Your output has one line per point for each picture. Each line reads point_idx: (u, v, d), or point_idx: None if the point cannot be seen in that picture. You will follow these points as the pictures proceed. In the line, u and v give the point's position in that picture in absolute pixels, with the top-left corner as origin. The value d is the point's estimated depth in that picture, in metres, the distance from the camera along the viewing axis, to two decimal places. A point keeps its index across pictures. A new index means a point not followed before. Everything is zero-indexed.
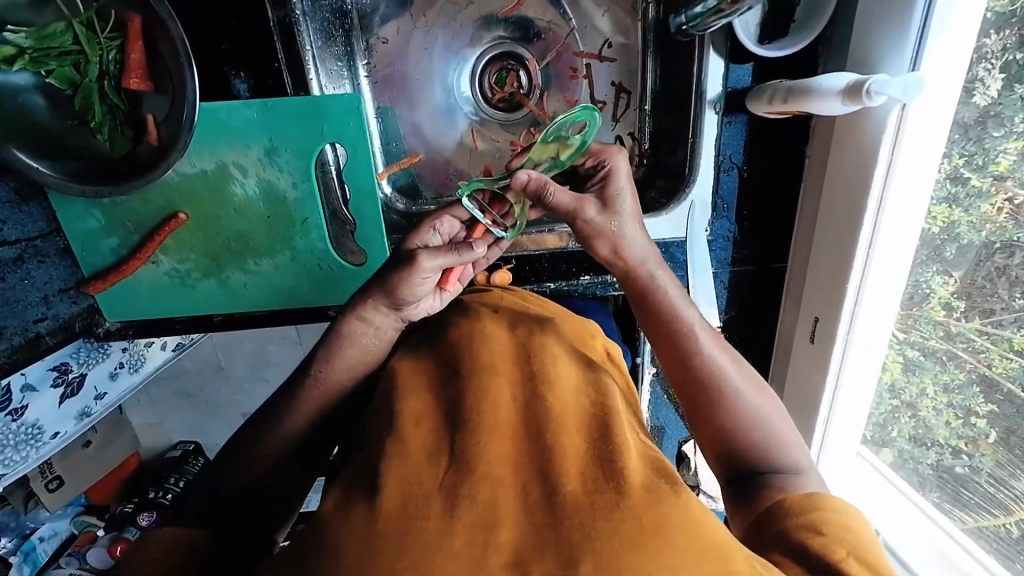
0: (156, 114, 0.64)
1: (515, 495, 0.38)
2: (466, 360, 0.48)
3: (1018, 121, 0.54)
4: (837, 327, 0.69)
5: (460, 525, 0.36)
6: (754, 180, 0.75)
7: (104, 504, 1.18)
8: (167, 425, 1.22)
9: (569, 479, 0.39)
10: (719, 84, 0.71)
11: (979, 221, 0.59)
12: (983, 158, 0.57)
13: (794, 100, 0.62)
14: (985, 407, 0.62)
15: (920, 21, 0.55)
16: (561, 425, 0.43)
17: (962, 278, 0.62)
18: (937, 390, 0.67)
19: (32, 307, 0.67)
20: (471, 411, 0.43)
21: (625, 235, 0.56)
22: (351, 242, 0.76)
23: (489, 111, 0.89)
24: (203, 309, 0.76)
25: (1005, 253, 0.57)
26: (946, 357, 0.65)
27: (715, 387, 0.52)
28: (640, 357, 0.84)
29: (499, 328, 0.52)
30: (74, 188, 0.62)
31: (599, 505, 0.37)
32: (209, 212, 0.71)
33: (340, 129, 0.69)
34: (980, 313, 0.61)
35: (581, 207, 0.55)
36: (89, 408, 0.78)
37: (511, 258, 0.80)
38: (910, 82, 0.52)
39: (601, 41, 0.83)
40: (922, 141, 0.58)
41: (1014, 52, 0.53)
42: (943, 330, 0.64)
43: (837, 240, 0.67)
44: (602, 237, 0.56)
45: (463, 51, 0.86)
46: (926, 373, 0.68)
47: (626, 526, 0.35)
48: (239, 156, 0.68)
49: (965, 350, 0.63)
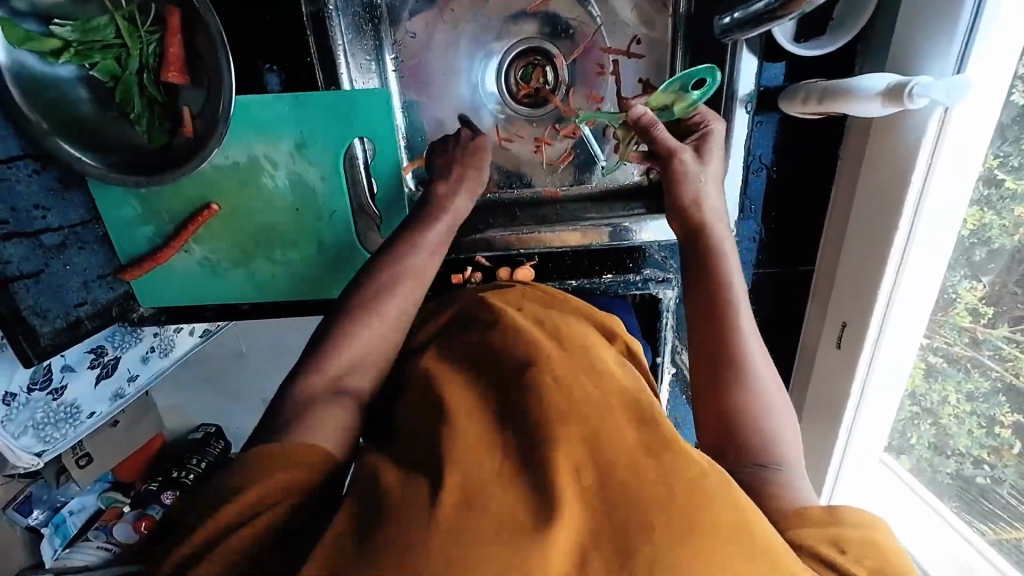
0: (192, 107, 0.66)
1: (570, 477, 0.38)
2: None
3: None
4: (865, 331, 0.68)
5: (495, 501, 0.37)
6: (784, 181, 0.74)
7: (128, 482, 1.22)
8: (189, 408, 1.25)
9: (625, 470, 0.38)
10: (751, 82, 0.69)
11: (1013, 225, 0.57)
12: (1019, 160, 0.55)
13: (829, 101, 0.59)
14: (1010, 417, 0.62)
15: (970, 17, 0.52)
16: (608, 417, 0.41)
17: (991, 283, 0.60)
18: (961, 398, 0.66)
19: (74, 292, 0.68)
20: (516, 401, 0.43)
21: (708, 189, 0.63)
22: (376, 235, 0.75)
23: (513, 107, 0.88)
24: (232, 298, 0.78)
25: None
26: (971, 364, 0.64)
27: (741, 371, 0.52)
28: (659, 356, 0.83)
29: (529, 323, 0.53)
30: (114, 178, 0.63)
31: (656, 500, 0.36)
32: (240, 203, 0.72)
33: (370, 123, 0.69)
34: (1009, 319, 0.59)
35: (679, 151, 0.63)
36: (122, 390, 0.84)
37: (534, 255, 0.80)
38: (954, 86, 0.49)
39: (629, 38, 0.83)
40: (968, 143, 0.56)
41: None
42: (969, 337, 0.63)
43: (871, 238, 0.65)
44: (688, 182, 0.64)
45: (489, 45, 0.86)
46: (948, 381, 0.67)
47: (682, 517, 0.36)
48: (270, 149, 0.69)
49: (992, 357, 0.62)
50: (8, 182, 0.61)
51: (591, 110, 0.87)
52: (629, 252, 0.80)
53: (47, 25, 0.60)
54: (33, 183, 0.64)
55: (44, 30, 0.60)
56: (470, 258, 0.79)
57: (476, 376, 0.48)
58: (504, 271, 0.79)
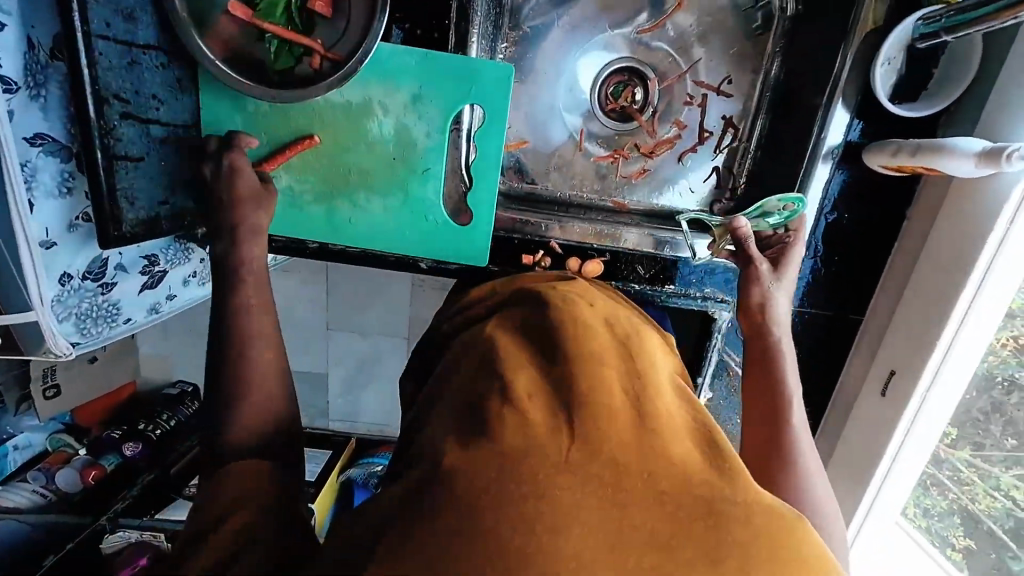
0: (324, 41, 0.68)
1: (643, 481, 0.38)
2: (567, 343, 0.45)
3: None
4: (916, 381, 0.71)
5: (554, 481, 0.37)
6: (849, 229, 0.79)
7: (84, 429, 1.16)
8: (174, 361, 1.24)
9: (698, 480, 0.39)
10: (838, 137, 0.74)
11: (985, 352, 0.71)
12: None
13: (922, 155, 0.64)
14: (964, 540, 0.78)
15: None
16: (674, 433, 0.42)
17: (955, 407, 0.75)
18: (917, 512, 0.82)
19: (161, 188, 0.68)
20: (585, 397, 0.41)
21: (777, 294, 0.68)
22: (460, 201, 0.80)
23: (601, 118, 0.93)
24: (305, 234, 0.78)
25: (1005, 390, 0.71)
26: (932, 483, 0.80)
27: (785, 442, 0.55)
28: (700, 377, 0.85)
29: (598, 321, 0.49)
30: (251, 90, 0.65)
31: (726, 522, 0.38)
32: (340, 140, 0.74)
33: (488, 94, 0.71)
34: (970, 445, 0.75)
35: (758, 262, 0.69)
36: (158, 305, 0.84)
37: (606, 252, 0.81)
38: None
39: (722, 77, 0.89)
40: None
41: None
42: (933, 456, 0.78)
43: (936, 298, 0.69)
44: (757, 287, 0.67)
45: (593, 56, 0.91)
46: (911, 494, 0.82)
47: (756, 528, 0.39)
48: (386, 96, 0.72)
49: (950, 478, 0.78)
50: (139, 65, 0.62)
51: (674, 135, 0.92)
52: (695, 268, 0.82)
53: None
54: (157, 75, 0.65)
55: None
56: (544, 242, 0.81)
57: (539, 370, 0.44)
58: (574, 261, 0.81)
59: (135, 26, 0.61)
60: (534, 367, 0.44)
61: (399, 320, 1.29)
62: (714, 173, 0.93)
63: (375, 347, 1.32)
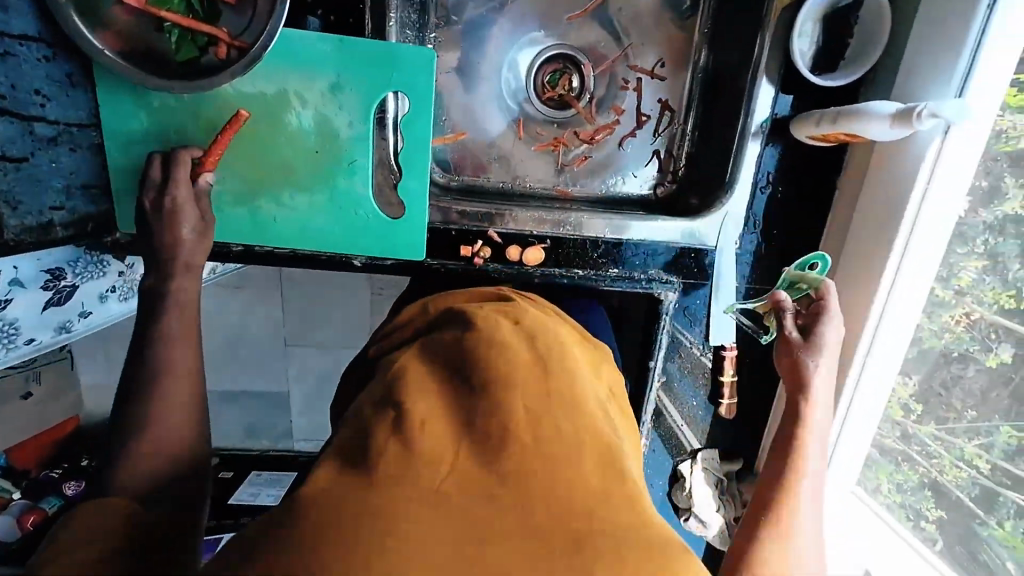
0: (230, 29, 0.65)
1: (520, 515, 0.38)
2: (472, 369, 0.44)
3: (978, 243, 0.67)
4: (857, 346, 0.73)
5: (407, 519, 0.36)
6: (786, 202, 0.80)
7: (21, 471, 1.14)
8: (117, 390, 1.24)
9: (585, 512, 0.39)
10: (767, 110, 0.76)
11: (939, 328, 0.72)
12: (949, 272, 0.70)
13: (843, 121, 0.65)
14: (934, 512, 0.77)
15: (972, 52, 0.62)
16: (574, 462, 0.41)
17: (919, 382, 0.75)
18: (891, 488, 0.81)
19: (53, 192, 0.62)
20: (477, 427, 0.41)
21: (814, 363, 0.64)
22: (392, 193, 0.76)
23: (537, 107, 0.92)
24: (226, 236, 0.73)
25: (960, 364, 0.71)
26: (902, 457, 0.79)
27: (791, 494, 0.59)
28: (652, 360, 0.84)
29: (516, 337, 0.48)
30: (145, 79, 0.60)
31: (608, 555, 0.38)
32: (257, 135, 0.69)
33: (410, 81, 0.69)
34: (935, 419, 0.75)
35: (792, 332, 0.67)
36: (69, 324, 0.77)
37: (546, 238, 0.79)
38: (958, 107, 0.57)
39: (655, 60, 0.89)
40: (950, 183, 0.65)
41: (986, 195, 0.66)
42: (901, 431, 0.78)
43: (870, 263, 0.72)
44: (791, 354, 0.66)
45: (525, 44, 0.89)
46: (882, 469, 0.82)
47: (637, 566, 0.38)
48: (302, 86, 0.68)
49: (920, 453, 0.77)
50: (15, 57, 0.56)
51: (612, 120, 0.91)
52: (638, 250, 0.81)
53: None
54: (40, 69, 0.59)
55: None
56: (481, 232, 0.78)
57: (445, 390, 0.44)
58: (513, 249, 0.78)
59: (7, 16, 0.55)
60: (433, 393, 0.43)
61: (352, 329, 1.24)
62: (655, 157, 0.92)
63: (329, 359, 1.26)
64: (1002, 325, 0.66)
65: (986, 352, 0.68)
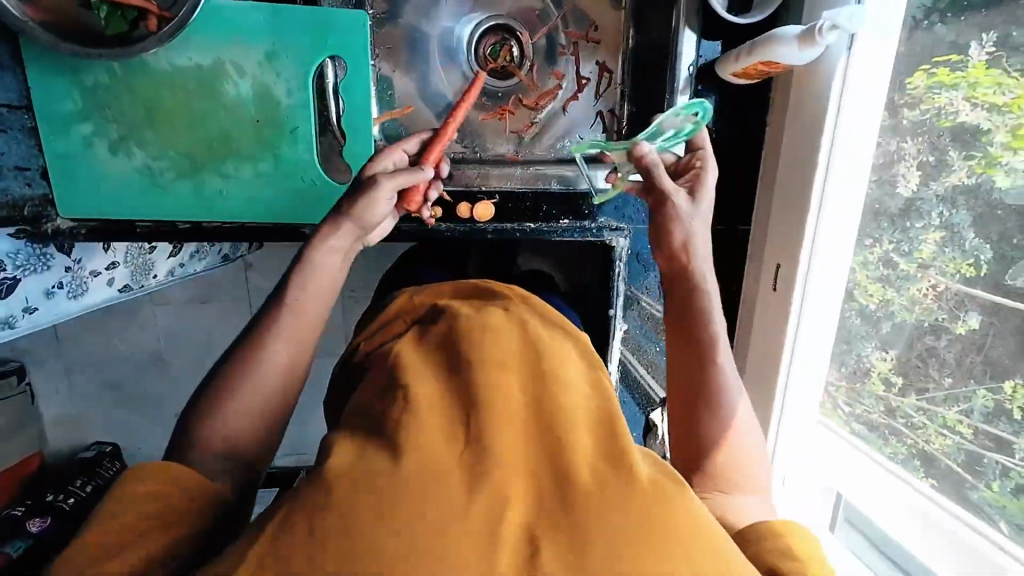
0: (160, 5, 0.66)
1: (524, 481, 0.41)
2: (469, 352, 0.49)
3: (934, 216, 0.70)
4: (797, 267, 0.78)
5: (406, 489, 0.39)
6: (722, 141, 0.86)
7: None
8: (86, 423, 1.39)
9: (582, 474, 0.42)
10: (691, 55, 0.80)
11: (910, 302, 0.74)
12: (909, 245, 0.72)
13: (757, 50, 0.69)
14: (927, 480, 0.76)
15: None
16: (574, 430, 0.44)
17: (898, 356, 0.76)
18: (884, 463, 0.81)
19: None
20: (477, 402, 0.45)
21: (695, 229, 0.61)
22: (338, 158, 0.76)
23: (480, 76, 0.94)
24: (173, 213, 0.73)
25: (933, 335, 0.72)
26: (888, 430, 0.79)
27: (707, 383, 0.55)
28: (612, 309, 0.86)
29: (509, 326, 0.53)
30: (73, 49, 0.60)
31: (610, 510, 0.40)
32: (196, 108, 0.70)
33: (345, 45, 0.71)
34: (915, 390, 0.75)
35: (672, 194, 0.61)
36: (12, 319, 0.71)
37: (495, 194, 0.81)
38: (853, 12, 0.63)
39: (588, 25, 0.91)
40: (858, 108, 0.72)
41: (917, 137, 0.71)
42: (885, 406, 0.79)
43: (800, 191, 0.76)
44: (678, 225, 0.61)
45: (464, 18, 0.91)
46: (874, 444, 0.82)
47: (640, 515, 0.40)
48: (237, 55, 0.69)
49: (905, 425, 0.77)
50: None
51: (553, 86, 0.94)
52: (586, 199, 0.82)
53: None
54: None
55: None
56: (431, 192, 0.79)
57: (442, 374, 0.49)
58: (463, 206, 0.80)
59: None
60: (434, 378, 0.48)
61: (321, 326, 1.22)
62: (599, 118, 0.94)
63: None
64: (966, 293, 0.67)
65: (954, 320, 0.69)
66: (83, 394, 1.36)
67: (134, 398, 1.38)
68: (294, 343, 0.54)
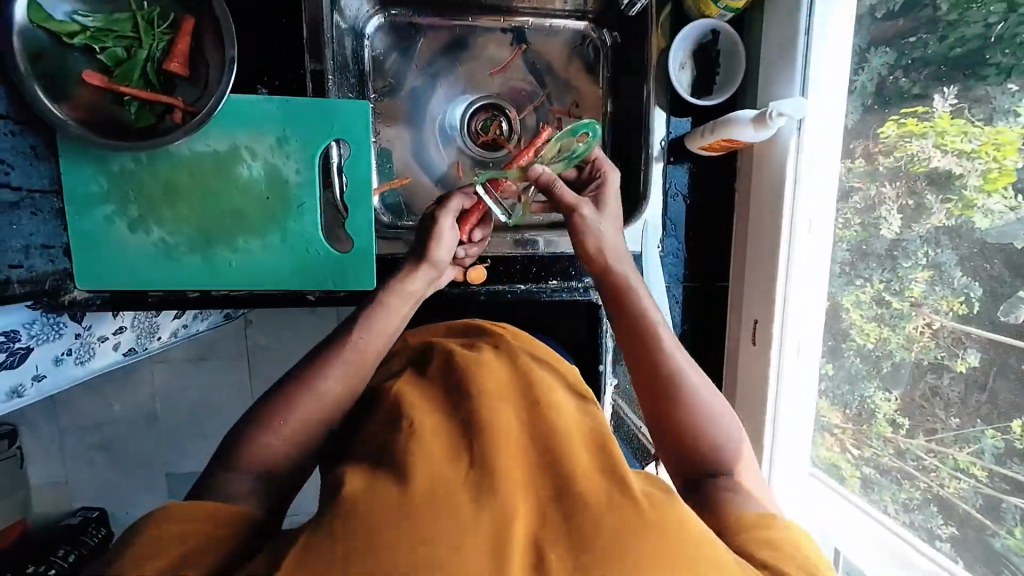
0: (185, 99, 0.73)
1: (527, 491, 0.46)
2: (468, 387, 0.56)
3: (919, 257, 0.75)
4: (772, 325, 0.85)
5: (416, 512, 0.43)
6: (697, 205, 0.93)
7: None
8: (71, 487, 1.37)
9: (577, 482, 0.47)
10: (663, 132, 0.90)
11: (907, 341, 0.76)
12: (900, 285, 0.77)
13: (719, 129, 0.79)
14: (947, 529, 0.74)
15: (802, 59, 0.80)
16: (569, 445, 0.50)
17: (901, 396, 0.78)
18: (897, 507, 0.80)
19: (13, 253, 0.66)
20: (478, 425, 0.50)
21: (606, 233, 0.70)
22: (343, 231, 0.84)
23: (473, 149, 1.02)
24: (184, 283, 0.78)
25: (935, 373, 0.74)
26: (901, 475, 0.79)
27: (669, 376, 0.60)
28: (601, 364, 0.90)
29: (499, 362, 0.61)
30: (106, 143, 0.67)
31: (607, 509, 0.44)
32: (211, 188, 0.76)
33: (350, 129, 0.78)
34: (924, 431, 0.76)
35: (579, 204, 0.71)
36: (21, 388, 0.78)
37: (486, 257, 0.86)
38: (796, 104, 0.73)
39: (571, 102, 1.00)
40: (812, 182, 0.83)
41: (887, 183, 0.79)
42: (894, 447, 0.80)
43: (769, 256, 0.85)
44: (591, 232, 0.70)
45: (457, 96, 1.00)
46: (888, 491, 0.81)
47: (633, 513, 0.44)
48: (252, 141, 0.76)
49: (917, 468, 0.77)
50: None
51: None
52: (572, 262, 0.87)
53: (70, 16, 0.68)
54: (6, 140, 0.65)
55: (65, 18, 0.67)
56: None
57: (439, 407, 0.54)
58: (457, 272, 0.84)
59: None
60: (439, 411, 0.54)
61: None
62: None
63: None
64: (963, 331, 0.71)
65: (954, 358, 0.72)
66: (75, 456, 1.35)
67: (129, 460, 1.37)
68: (353, 391, 0.62)
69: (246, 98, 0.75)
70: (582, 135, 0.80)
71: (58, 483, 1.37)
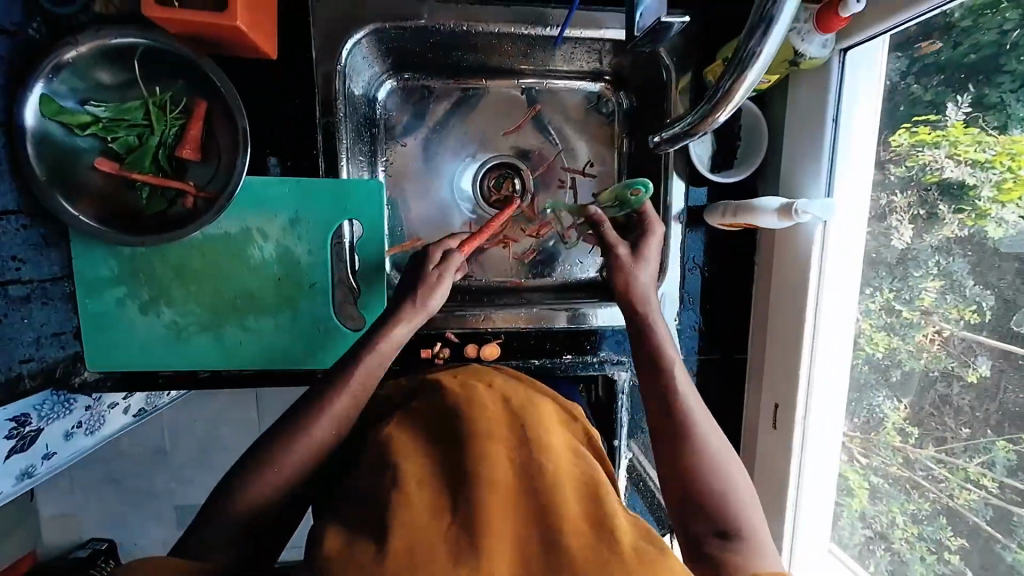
0: (198, 181, 0.73)
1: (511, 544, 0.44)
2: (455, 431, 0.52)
3: (931, 265, 0.69)
4: (793, 411, 0.80)
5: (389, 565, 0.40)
6: (715, 278, 0.90)
7: None
8: (81, 518, 1.29)
9: (565, 533, 0.44)
10: (682, 202, 0.86)
11: (916, 348, 0.71)
12: (910, 293, 0.71)
13: (742, 214, 0.78)
14: (954, 540, 0.69)
15: (834, 130, 0.74)
16: (558, 491, 0.48)
17: (911, 404, 0.72)
18: (906, 519, 0.74)
19: (23, 346, 0.67)
20: (467, 466, 0.48)
21: (640, 275, 0.71)
22: (353, 308, 0.80)
23: (485, 209, 0.97)
24: (194, 363, 0.77)
25: (944, 382, 0.68)
26: (910, 485, 0.73)
27: (678, 420, 0.58)
28: (618, 438, 0.88)
29: (493, 399, 0.58)
30: (121, 240, 0.66)
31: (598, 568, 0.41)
32: (222, 270, 0.75)
33: (364, 207, 0.77)
34: (933, 441, 0.70)
35: (616, 246, 0.74)
36: (32, 468, 0.73)
37: (501, 333, 0.85)
38: (825, 205, 0.72)
39: (583, 162, 0.98)
40: (843, 258, 0.77)
41: (917, 207, 0.70)
42: (902, 457, 0.73)
43: (793, 333, 0.79)
44: (620, 271, 0.72)
45: (467, 157, 0.96)
46: (894, 502, 0.75)
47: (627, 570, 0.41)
48: (264, 223, 0.75)
49: (926, 477, 0.71)
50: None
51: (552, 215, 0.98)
52: (587, 336, 0.87)
53: (82, 105, 0.67)
54: (18, 237, 0.65)
55: (77, 108, 0.67)
56: (441, 334, 0.84)
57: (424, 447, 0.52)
58: (471, 348, 0.84)
59: None
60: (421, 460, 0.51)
61: None
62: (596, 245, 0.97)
63: None
64: (973, 339, 0.65)
65: (964, 368, 0.66)
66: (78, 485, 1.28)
67: (132, 493, 1.30)
68: None
69: (258, 180, 0.74)
70: (636, 190, 0.77)
71: (66, 511, 1.29)
